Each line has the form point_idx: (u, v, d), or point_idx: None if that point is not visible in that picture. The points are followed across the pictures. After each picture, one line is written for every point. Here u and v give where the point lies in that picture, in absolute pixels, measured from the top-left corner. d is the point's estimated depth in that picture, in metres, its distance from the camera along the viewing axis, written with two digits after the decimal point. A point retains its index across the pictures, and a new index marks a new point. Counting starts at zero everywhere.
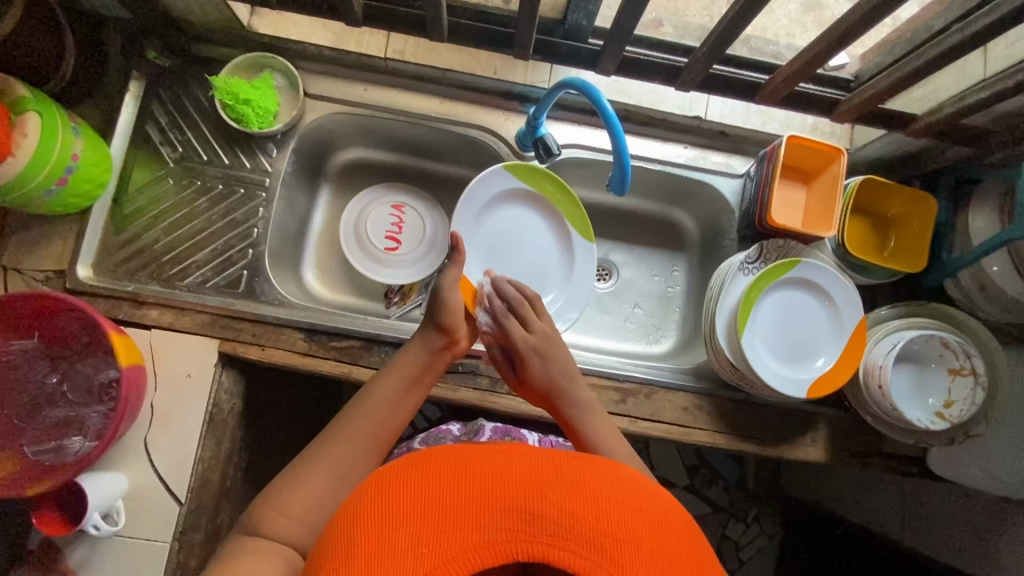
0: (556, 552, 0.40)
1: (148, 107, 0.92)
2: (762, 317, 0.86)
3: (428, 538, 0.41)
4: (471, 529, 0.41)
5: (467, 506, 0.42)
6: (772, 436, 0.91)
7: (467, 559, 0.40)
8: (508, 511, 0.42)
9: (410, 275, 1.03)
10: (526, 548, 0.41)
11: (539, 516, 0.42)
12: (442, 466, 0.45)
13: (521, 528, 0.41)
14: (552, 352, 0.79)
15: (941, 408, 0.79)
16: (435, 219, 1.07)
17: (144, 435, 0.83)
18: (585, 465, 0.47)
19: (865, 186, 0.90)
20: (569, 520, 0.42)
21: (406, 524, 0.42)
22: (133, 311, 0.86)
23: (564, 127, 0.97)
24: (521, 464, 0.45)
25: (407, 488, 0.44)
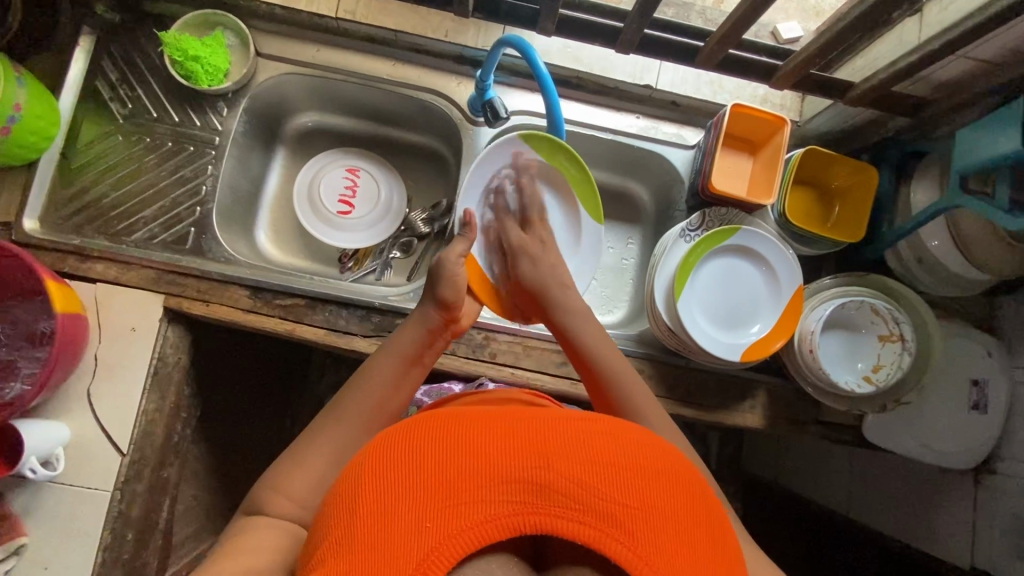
0: (563, 522, 0.42)
1: (98, 62, 0.92)
2: (701, 283, 0.87)
3: (434, 513, 0.41)
4: (477, 504, 0.42)
5: (472, 479, 0.43)
6: (711, 401, 0.93)
7: (475, 533, 0.41)
8: (514, 483, 0.43)
9: (364, 239, 1.05)
10: (532, 520, 0.42)
11: (546, 487, 0.43)
12: (443, 442, 0.45)
13: (529, 500, 0.42)
14: (545, 254, 0.86)
15: (870, 372, 0.82)
16: (390, 185, 1.08)
17: (87, 386, 0.84)
18: (588, 428, 0.47)
19: (808, 157, 0.91)
20: (576, 488, 0.43)
21: (411, 500, 0.42)
22: (79, 265, 0.86)
23: (516, 94, 0.98)
24: (524, 432, 0.46)
25: (409, 461, 0.44)
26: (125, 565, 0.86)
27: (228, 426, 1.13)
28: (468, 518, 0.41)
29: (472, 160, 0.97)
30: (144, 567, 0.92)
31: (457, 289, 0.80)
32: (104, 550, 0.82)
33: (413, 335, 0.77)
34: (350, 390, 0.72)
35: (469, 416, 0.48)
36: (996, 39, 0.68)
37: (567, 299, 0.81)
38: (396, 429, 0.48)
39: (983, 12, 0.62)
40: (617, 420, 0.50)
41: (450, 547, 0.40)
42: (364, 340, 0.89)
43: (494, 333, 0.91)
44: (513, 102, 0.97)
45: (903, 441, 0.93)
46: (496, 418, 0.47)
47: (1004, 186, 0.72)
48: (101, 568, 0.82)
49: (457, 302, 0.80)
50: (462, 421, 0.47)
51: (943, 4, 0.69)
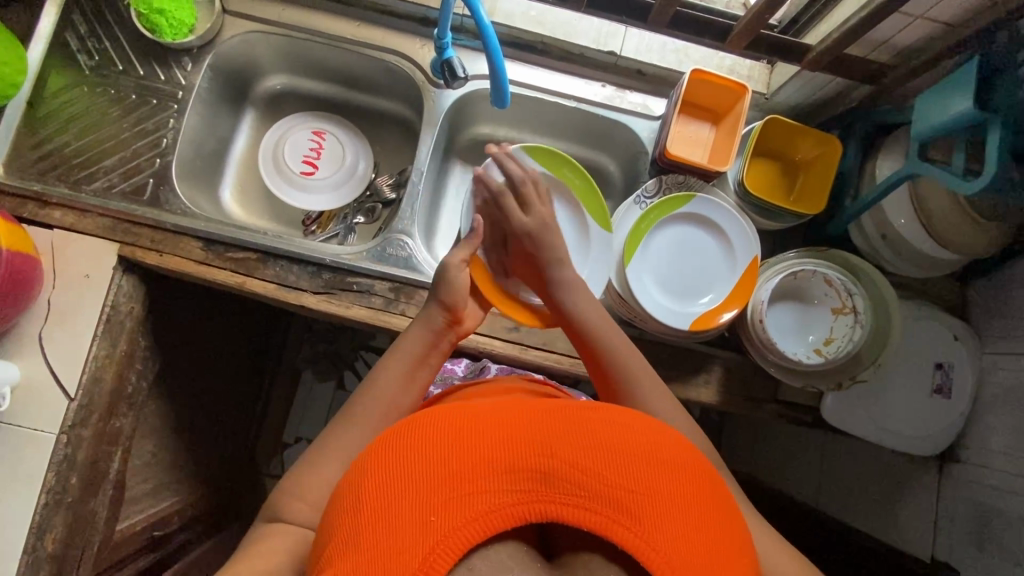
0: (570, 511, 0.42)
1: (69, 15, 0.93)
2: (653, 250, 0.86)
3: (437, 506, 0.42)
4: (480, 494, 0.42)
5: (476, 471, 0.44)
6: (665, 374, 0.91)
7: (480, 523, 0.41)
8: (517, 472, 0.44)
9: (327, 201, 1.06)
10: (539, 509, 0.43)
11: (550, 474, 0.44)
12: (448, 435, 0.46)
13: (533, 488, 0.43)
14: (550, 231, 0.80)
15: (820, 345, 0.79)
16: (356, 149, 1.08)
17: (39, 329, 0.85)
18: (590, 417, 0.48)
19: (771, 126, 0.88)
20: (580, 476, 0.43)
21: (414, 493, 0.43)
22: (38, 211, 0.88)
23: (480, 59, 0.97)
24: (521, 425, 0.47)
25: (412, 455, 0.45)
26: (69, 509, 0.87)
27: (190, 389, 1.14)
28: (475, 510, 0.42)
29: (434, 123, 0.97)
30: (91, 515, 0.92)
31: (458, 291, 0.78)
32: (48, 492, 0.83)
33: (420, 334, 0.77)
34: (361, 393, 0.72)
35: (472, 411, 0.49)
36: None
37: (566, 275, 0.77)
38: (398, 428, 0.50)
39: None
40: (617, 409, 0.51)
41: (456, 539, 0.40)
42: (314, 296, 0.89)
43: None
44: (477, 66, 0.97)
45: (863, 425, 0.90)
46: (501, 413, 0.49)
47: (960, 155, 0.71)
48: (43, 509, 0.83)
49: (459, 303, 0.79)
50: (464, 416, 0.48)
51: None
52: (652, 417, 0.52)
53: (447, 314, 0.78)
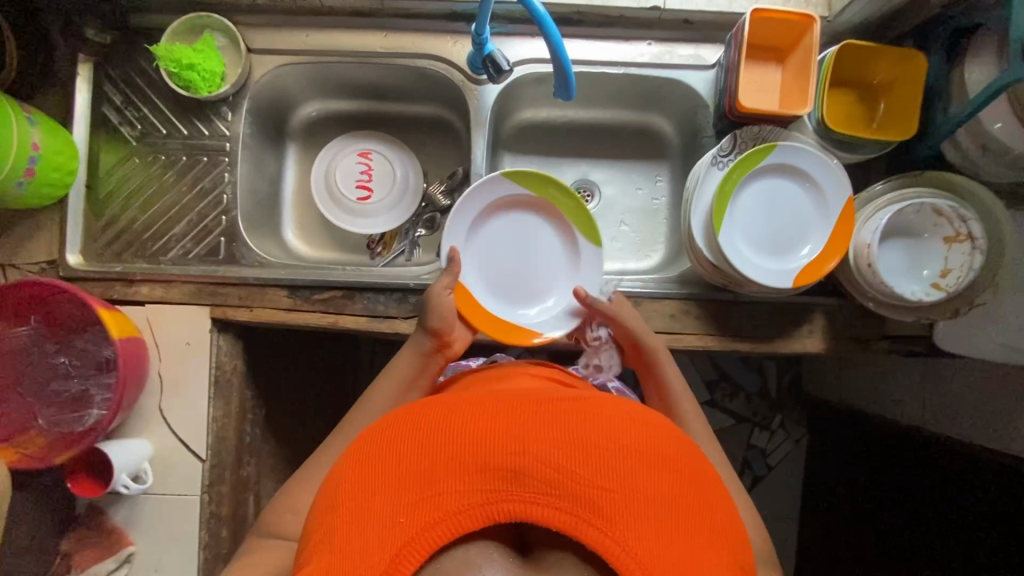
0: (535, 507, 0.46)
1: (100, 88, 0.92)
2: (740, 210, 0.82)
3: (414, 507, 0.46)
4: (449, 495, 0.47)
5: (447, 473, 0.48)
6: (766, 332, 0.90)
7: (452, 522, 0.46)
8: (488, 472, 0.47)
9: (386, 223, 1.04)
10: (505, 506, 0.46)
11: (518, 473, 0.47)
12: (420, 437, 0.50)
13: (503, 487, 0.47)
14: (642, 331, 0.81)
15: (937, 279, 0.76)
16: (405, 162, 1.05)
17: (158, 402, 0.88)
18: (564, 416, 0.52)
19: (844, 54, 0.82)
20: (548, 472, 0.47)
21: (394, 493, 0.47)
22: (126, 290, 0.90)
23: (516, 43, 0.93)
24: (496, 425, 0.50)
25: (385, 459, 0.50)
26: (226, 559, 0.92)
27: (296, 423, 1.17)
28: (445, 510, 0.46)
29: (482, 121, 0.93)
30: None
31: (446, 318, 0.79)
32: (205, 548, 0.88)
33: (409, 358, 0.79)
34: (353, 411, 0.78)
35: (448, 411, 0.53)
36: None
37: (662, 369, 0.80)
38: (376, 430, 0.54)
39: None
40: (593, 403, 0.55)
41: (425, 538, 0.45)
42: (405, 321, 0.89)
43: None
44: (515, 51, 0.93)
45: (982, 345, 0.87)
46: (476, 413, 0.52)
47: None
48: (204, 565, 0.88)
49: (448, 328, 0.80)
50: (439, 417, 0.52)
51: None
52: (628, 411, 0.55)
53: (435, 340, 0.79)
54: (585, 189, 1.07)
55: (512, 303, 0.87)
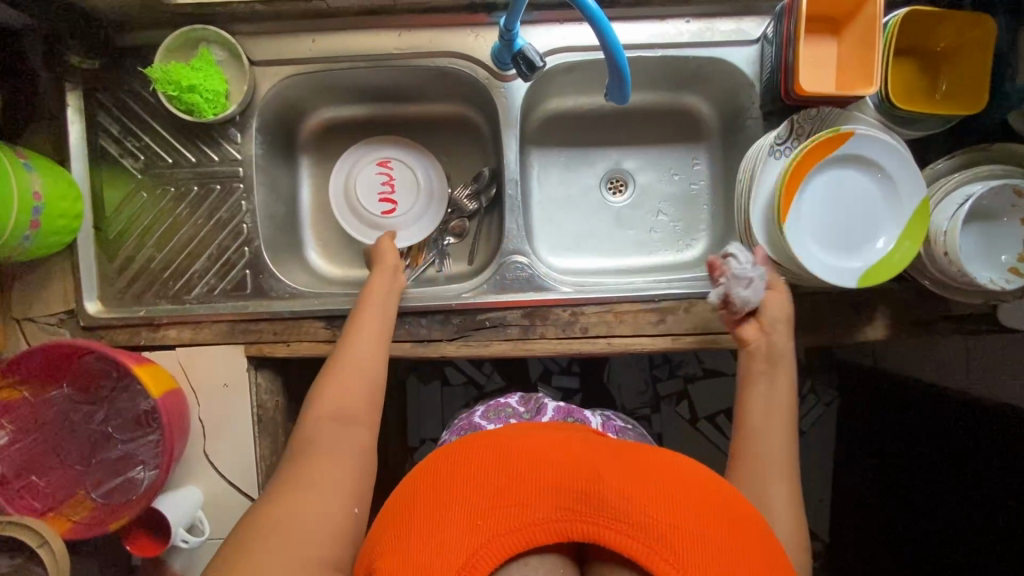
0: (611, 534, 0.45)
1: (95, 118, 0.84)
2: (808, 199, 0.77)
3: (490, 512, 0.46)
4: (525, 509, 0.46)
5: (526, 487, 0.47)
6: (825, 324, 0.86)
7: (525, 533, 0.45)
8: (567, 491, 0.47)
9: (411, 234, 0.97)
10: (579, 529, 0.45)
11: (595, 496, 0.46)
12: (501, 449, 0.51)
13: (579, 508, 0.46)
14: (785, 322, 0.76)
15: (1016, 263, 0.72)
16: (427, 168, 0.98)
17: (203, 447, 0.85)
18: (645, 456, 0.51)
19: (906, 22, 0.76)
20: (627, 499, 0.46)
21: (470, 497, 0.47)
22: (153, 335, 0.85)
23: (542, 31, 0.86)
24: (577, 455, 0.50)
25: (464, 464, 0.50)
26: None
27: None
28: (519, 521, 0.46)
29: (511, 121, 0.87)
30: None
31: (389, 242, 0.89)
32: None
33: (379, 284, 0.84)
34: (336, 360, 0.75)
35: (534, 434, 0.54)
36: None
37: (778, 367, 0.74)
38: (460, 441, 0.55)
39: None
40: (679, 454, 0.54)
41: (496, 545, 0.44)
42: (451, 344, 0.85)
43: (580, 308, 0.85)
44: (542, 41, 0.86)
45: None
46: (562, 445, 0.52)
47: None
48: None
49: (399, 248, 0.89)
50: (523, 438, 0.53)
51: None
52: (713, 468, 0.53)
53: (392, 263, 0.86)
54: (619, 179, 1.02)
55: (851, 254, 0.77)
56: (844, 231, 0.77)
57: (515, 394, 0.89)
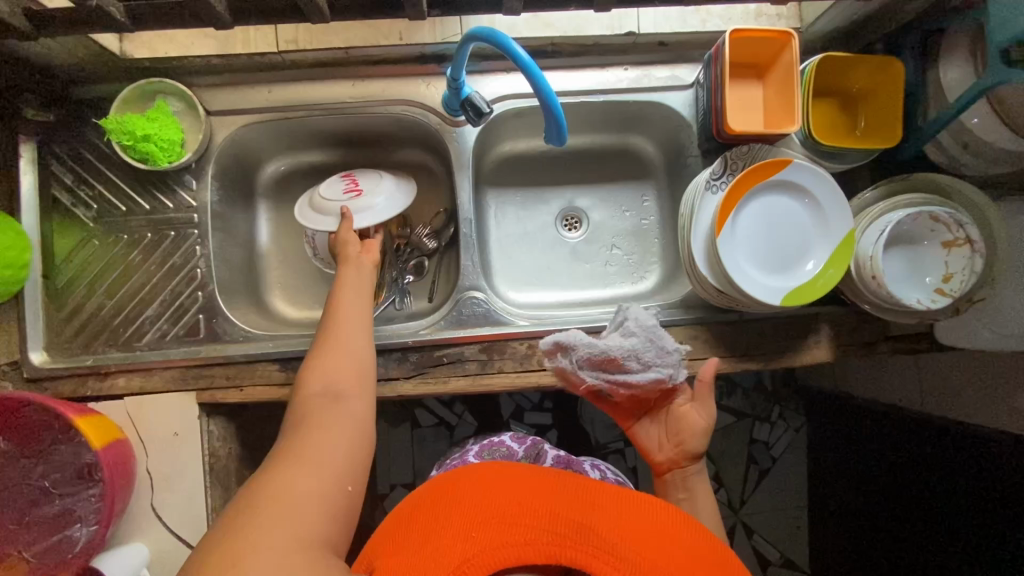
0: (597, 562, 0.49)
1: (48, 169, 0.85)
2: (747, 226, 0.81)
3: (493, 529, 0.51)
4: (522, 531, 0.51)
5: (525, 510, 0.53)
6: (774, 349, 0.89)
7: (519, 550, 0.50)
8: (557, 520, 0.52)
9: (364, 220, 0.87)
10: (568, 553, 0.49)
11: (581, 528, 0.52)
12: (507, 479, 0.56)
13: (569, 535, 0.51)
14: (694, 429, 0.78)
15: (941, 284, 0.76)
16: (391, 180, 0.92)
17: (149, 501, 0.81)
18: (629, 501, 0.57)
19: (822, 67, 0.82)
20: (609, 532, 0.52)
21: (476, 518, 0.52)
22: (101, 384, 0.83)
23: (490, 79, 0.91)
24: (571, 492, 0.56)
25: (472, 488, 0.56)
26: None
27: None
28: (514, 540, 0.50)
29: (464, 163, 0.90)
30: None
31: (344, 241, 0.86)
32: None
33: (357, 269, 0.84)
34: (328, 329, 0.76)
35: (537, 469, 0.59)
36: None
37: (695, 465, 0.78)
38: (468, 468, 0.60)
39: None
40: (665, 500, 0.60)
41: (490, 556, 0.49)
42: (409, 382, 0.85)
43: (536, 341, 0.86)
44: (490, 89, 0.90)
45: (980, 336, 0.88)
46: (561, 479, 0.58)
47: None
48: None
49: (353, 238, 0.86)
50: (526, 471, 0.58)
51: None
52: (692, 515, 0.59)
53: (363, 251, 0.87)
54: (573, 216, 1.05)
55: (789, 275, 0.81)
56: (783, 255, 0.81)
57: (510, 433, 0.88)
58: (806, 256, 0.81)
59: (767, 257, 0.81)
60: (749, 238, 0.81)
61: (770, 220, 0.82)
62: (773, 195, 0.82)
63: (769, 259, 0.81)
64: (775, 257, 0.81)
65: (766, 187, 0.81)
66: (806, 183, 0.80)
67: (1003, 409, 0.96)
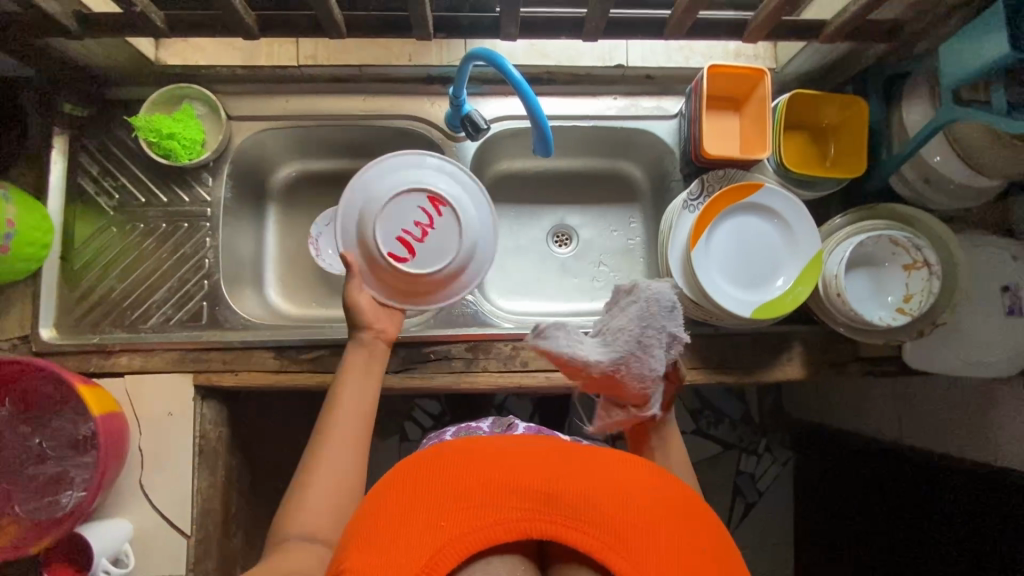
0: (569, 532, 0.47)
1: (76, 160, 0.92)
2: (721, 243, 0.87)
3: (458, 514, 0.48)
4: (490, 509, 0.48)
5: (490, 486, 0.49)
6: (748, 363, 0.93)
7: (487, 531, 0.47)
8: (524, 494, 0.49)
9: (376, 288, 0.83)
10: (538, 526, 0.48)
11: (551, 499, 0.49)
12: (469, 457, 0.53)
13: (538, 508, 0.48)
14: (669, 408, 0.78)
15: (902, 303, 0.82)
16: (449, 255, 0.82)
17: (138, 478, 0.84)
18: (596, 462, 0.55)
19: (794, 102, 0.90)
20: (579, 500, 0.49)
21: (438, 505, 0.48)
22: (103, 362, 0.87)
23: (489, 101, 0.99)
24: (536, 460, 0.53)
25: (436, 473, 0.51)
26: None
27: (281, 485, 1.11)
28: (482, 521, 0.47)
29: None
30: None
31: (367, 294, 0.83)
32: None
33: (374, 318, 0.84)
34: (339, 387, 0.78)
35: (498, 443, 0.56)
36: None
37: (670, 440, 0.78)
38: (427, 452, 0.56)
39: None
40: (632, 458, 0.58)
41: (461, 543, 0.46)
42: (396, 376, 0.89)
43: (520, 343, 0.91)
44: (489, 110, 0.98)
45: (945, 360, 0.92)
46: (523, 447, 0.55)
47: (999, 92, 0.71)
48: None
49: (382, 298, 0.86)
50: (487, 447, 0.54)
51: None
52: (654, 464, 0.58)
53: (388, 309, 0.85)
54: (563, 233, 1.11)
55: (760, 290, 0.86)
56: (755, 273, 0.87)
57: (488, 420, 0.90)
58: (777, 275, 0.86)
59: (740, 274, 0.87)
60: (723, 255, 0.87)
61: (743, 240, 0.87)
62: (747, 216, 0.87)
63: (741, 275, 0.86)
64: (748, 274, 0.87)
65: (742, 209, 0.87)
66: (779, 207, 0.86)
67: (973, 435, 0.98)
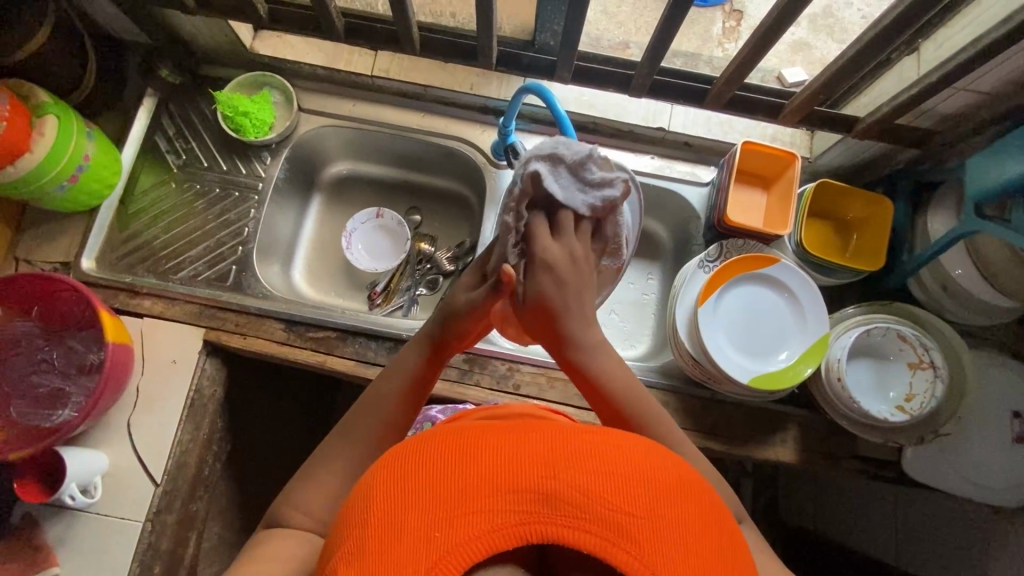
0: (575, 534, 0.37)
1: (158, 120, 1.02)
2: (728, 309, 0.88)
3: (441, 521, 0.37)
4: (485, 512, 0.37)
5: (478, 486, 0.38)
6: (740, 435, 0.92)
7: (481, 541, 0.37)
8: (517, 491, 0.38)
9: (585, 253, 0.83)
10: (540, 531, 0.37)
11: (552, 497, 0.38)
12: (452, 451, 0.41)
13: (535, 510, 0.37)
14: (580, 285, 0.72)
15: (902, 401, 0.82)
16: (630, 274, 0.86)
17: (127, 416, 0.87)
18: (607, 443, 0.42)
19: (821, 191, 0.93)
20: (588, 496, 0.38)
21: (416, 506, 0.38)
22: (128, 301, 0.92)
23: (534, 140, 1.05)
24: (534, 443, 0.41)
25: (418, 470, 0.40)
26: None
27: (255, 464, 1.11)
28: (478, 531, 0.37)
29: (495, 200, 1.03)
30: None
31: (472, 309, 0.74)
32: None
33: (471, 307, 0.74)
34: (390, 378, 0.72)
35: (481, 429, 0.43)
36: (991, 73, 0.73)
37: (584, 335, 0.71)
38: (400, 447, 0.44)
39: (966, 53, 0.69)
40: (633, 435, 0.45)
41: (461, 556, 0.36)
42: None
43: (517, 365, 0.92)
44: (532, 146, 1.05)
45: (947, 476, 0.88)
46: (504, 429, 0.43)
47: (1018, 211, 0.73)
48: None
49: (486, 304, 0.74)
50: (472, 430, 0.43)
51: (938, 42, 0.75)
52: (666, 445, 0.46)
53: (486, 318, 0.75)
54: None
55: (762, 360, 0.87)
56: (759, 339, 0.87)
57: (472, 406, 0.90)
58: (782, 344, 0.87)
59: (741, 338, 0.87)
60: (726, 320, 0.88)
61: (749, 307, 0.89)
62: (755, 285, 0.89)
63: (743, 340, 0.88)
64: (751, 339, 0.87)
65: (749, 277, 0.89)
66: (790, 280, 0.88)
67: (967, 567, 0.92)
